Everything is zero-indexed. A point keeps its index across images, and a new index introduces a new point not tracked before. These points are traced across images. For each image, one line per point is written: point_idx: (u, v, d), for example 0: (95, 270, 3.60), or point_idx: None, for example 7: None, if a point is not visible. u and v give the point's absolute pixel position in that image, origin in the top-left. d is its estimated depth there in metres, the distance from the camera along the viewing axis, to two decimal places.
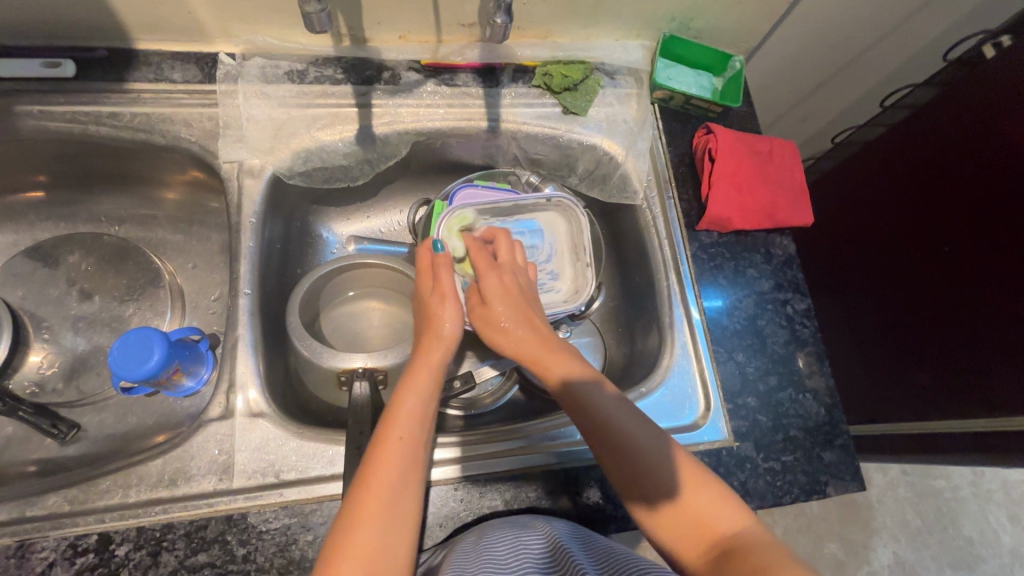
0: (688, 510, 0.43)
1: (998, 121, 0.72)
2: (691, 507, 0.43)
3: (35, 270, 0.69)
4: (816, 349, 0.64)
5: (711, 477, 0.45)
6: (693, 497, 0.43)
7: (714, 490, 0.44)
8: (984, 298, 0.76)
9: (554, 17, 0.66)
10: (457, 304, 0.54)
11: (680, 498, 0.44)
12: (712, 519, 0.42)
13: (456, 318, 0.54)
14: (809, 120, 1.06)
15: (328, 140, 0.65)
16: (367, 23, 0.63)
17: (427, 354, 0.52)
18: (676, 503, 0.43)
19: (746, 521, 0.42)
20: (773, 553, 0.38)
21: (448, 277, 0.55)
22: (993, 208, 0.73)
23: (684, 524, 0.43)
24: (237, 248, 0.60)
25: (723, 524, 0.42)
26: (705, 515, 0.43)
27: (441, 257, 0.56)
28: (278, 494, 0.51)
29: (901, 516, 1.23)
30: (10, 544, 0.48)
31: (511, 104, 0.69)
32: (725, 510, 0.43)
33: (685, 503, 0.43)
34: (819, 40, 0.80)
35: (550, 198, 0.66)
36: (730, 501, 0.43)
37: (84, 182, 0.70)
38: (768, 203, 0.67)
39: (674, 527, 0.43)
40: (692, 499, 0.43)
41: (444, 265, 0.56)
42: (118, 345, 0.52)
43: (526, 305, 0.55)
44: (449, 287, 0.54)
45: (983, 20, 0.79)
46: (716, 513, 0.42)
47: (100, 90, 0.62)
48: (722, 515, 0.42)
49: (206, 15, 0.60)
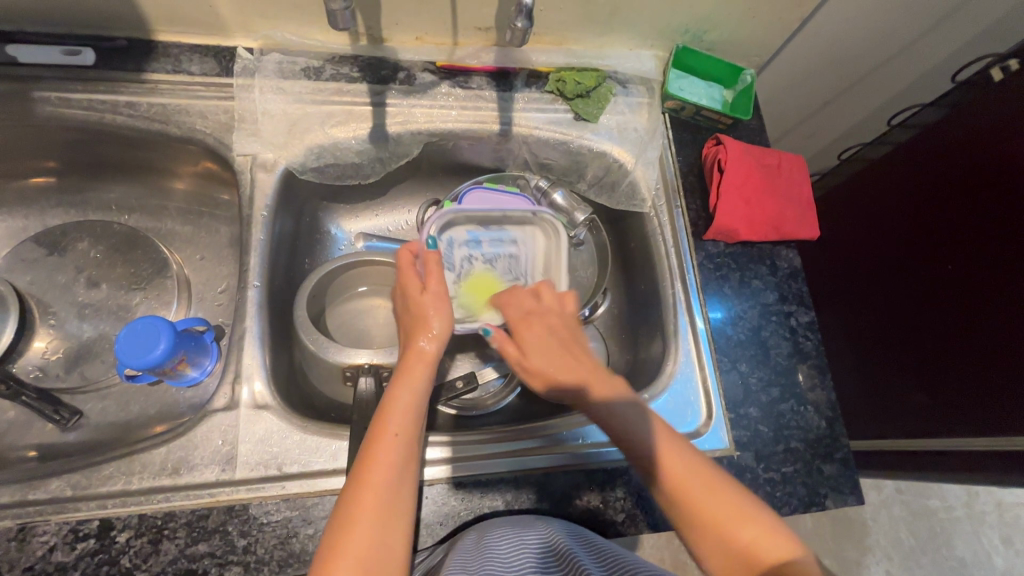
0: (729, 538, 0.42)
1: (1004, 142, 0.73)
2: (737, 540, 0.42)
3: (43, 256, 0.69)
4: (819, 362, 0.65)
5: (758, 506, 0.44)
6: (739, 525, 0.43)
7: (760, 518, 0.43)
8: (983, 320, 0.76)
9: (569, 24, 0.66)
10: (445, 300, 0.52)
11: (724, 526, 0.43)
12: (760, 549, 0.42)
13: (446, 313, 0.52)
14: (815, 136, 1.07)
15: (342, 137, 0.66)
16: (385, 24, 0.64)
17: (417, 350, 0.50)
18: (722, 532, 0.43)
19: (794, 552, 0.41)
20: None
21: (437, 272, 0.53)
22: (993, 231, 0.75)
23: (729, 558, 0.42)
24: (248, 240, 0.61)
25: (771, 555, 0.41)
26: (755, 546, 0.42)
27: (430, 253, 0.54)
28: (281, 486, 0.52)
29: (894, 534, 1.23)
30: (10, 527, 0.48)
31: (524, 109, 0.70)
32: (769, 539, 0.42)
33: (729, 532, 0.43)
34: (828, 57, 0.81)
35: (538, 212, 0.62)
36: (778, 531, 0.42)
37: (96, 170, 0.70)
38: (775, 215, 0.68)
39: (717, 558, 0.43)
40: (737, 531, 0.43)
41: (435, 262, 0.54)
42: (125, 333, 0.52)
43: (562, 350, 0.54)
44: (439, 283, 0.53)
45: (991, 44, 0.80)
46: (764, 542, 0.42)
47: (117, 80, 0.63)
48: (767, 545, 0.42)
49: (226, 10, 0.61)
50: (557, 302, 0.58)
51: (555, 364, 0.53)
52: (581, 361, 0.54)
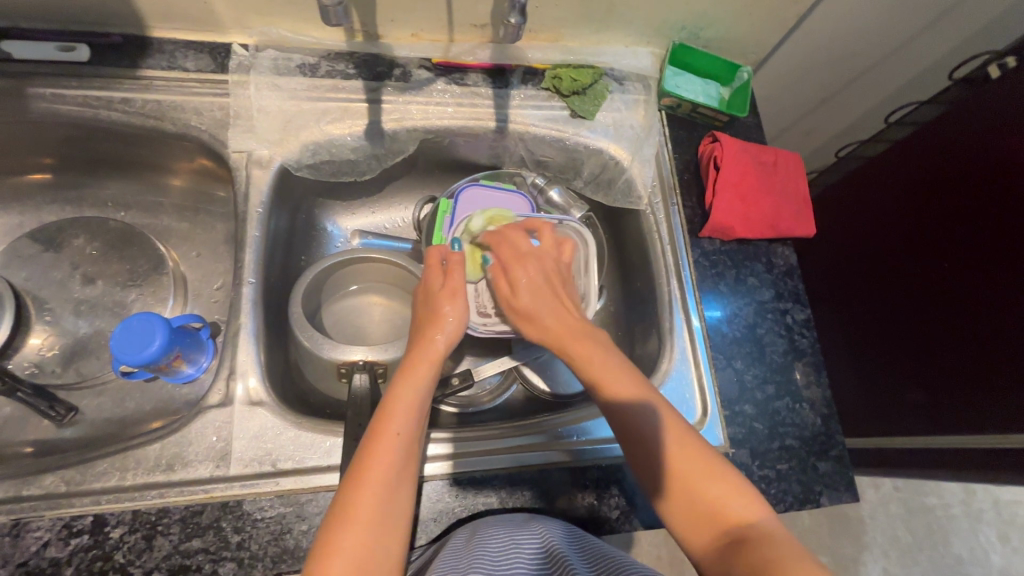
0: (696, 495, 0.42)
1: (1003, 140, 0.73)
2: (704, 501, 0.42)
3: (39, 252, 0.69)
4: (814, 360, 0.65)
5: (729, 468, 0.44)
6: (709, 483, 0.43)
7: (728, 478, 0.43)
8: (978, 317, 0.76)
9: (566, 20, 0.66)
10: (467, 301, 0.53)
11: (693, 485, 0.43)
12: (729, 509, 0.41)
13: (461, 312, 0.53)
14: (813, 134, 1.07)
15: (337, 134, 0.66)
16: (380, 20, 0.64)
17: (426, 349, 0.50)
18: (692, 492, 0.43)
19: (763, 516, 0.41)
20: (784, 546, 0.38)
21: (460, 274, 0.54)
22: (992, 228, 0.74)
23: (697, 517, 0.42)
24: (243, 237, 0.61)
25: (738, 513, 0.41)
26: (724, 506, 0.41)
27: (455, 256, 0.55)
28: (274, 483, 0.52)
29: (891, 532, 1.23)
30: (5, 522, 0.48)
31: (520, 106, 0.69)
32: (737, 500, 0.42)
33: (698, 490, 0.42)
34: (826, 54, 0.81)
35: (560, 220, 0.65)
36: (747, 493, 0.42)
37: (92, 166, 0.70)
38: (771, 212, 0.68)
39: (686, 518, 0.43)
40: (706, 488, 0.42)
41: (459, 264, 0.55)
42: (120, 329, 0.52)
43: (551, 291, 0.54)
44: (460, 282, 0.54)
45: (989, 41, 0.80)
46: (731, 501, 0.42)
47: (112, 76, 0.62)
48: (734, 505, 0.41)
49: (221, 7, 0.61)
50: (551, 244, 0.58)
51: (542, 306, 0.53)
52: (561, 299, 0.54)
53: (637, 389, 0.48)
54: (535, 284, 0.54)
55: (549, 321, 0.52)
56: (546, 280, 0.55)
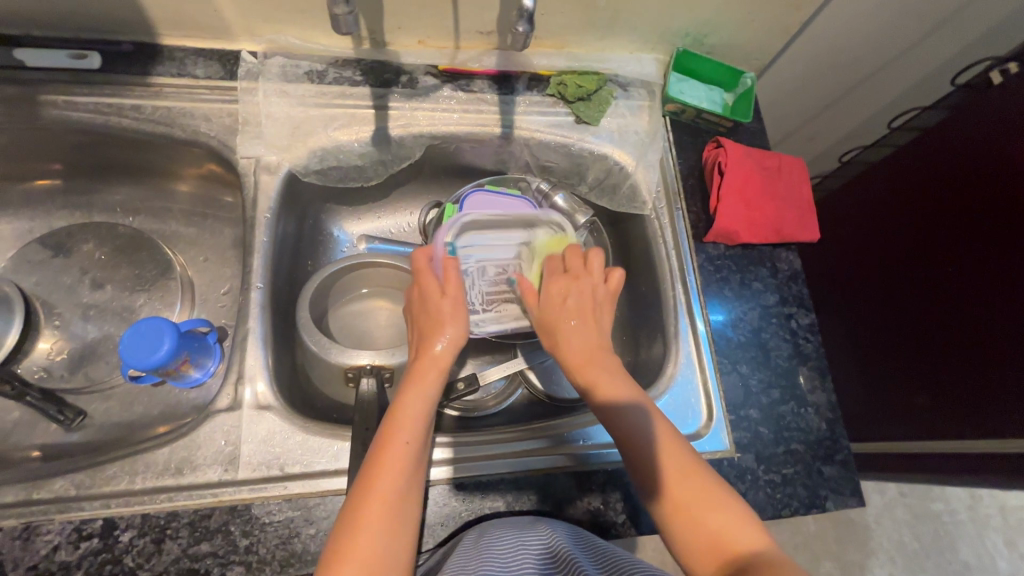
0: (702, 522, 0.43)
1: (1006, 144, 0.73)
2: (709, 523, 0.43)
3: (49, 257, 0.70)
4: (819, 364, 0.65)
5: (732, 496, 0.45)
6: (712, 512, 0.43)
7: (734, 509, 0.43)
8: (982, 322, 0.76)
9: (570, 28, 0.67)
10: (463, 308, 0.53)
11: (699, 511, 0.43)
12: (734, 539, 0.42)
13: (462, 319, 0.52)
14: (816, 139, 1.08)
15: (344, 140, 0.66)
16: (387, 27, 0.65)
17: (432, 356, 0.50)
18: (698, 517, 0.43)
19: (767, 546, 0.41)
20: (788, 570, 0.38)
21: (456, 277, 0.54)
22: (996, 233, 0.75)
23: (701, 542, 0.42)
24: (251, 242, 0.61)
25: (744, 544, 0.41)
26: (730, 536, 0.42)
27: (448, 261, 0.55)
28: (283, 487, 0.52)
29: (896, 537, 1.23)
30: (15, 526, 0.48)
31: (525, 112, 0.70)
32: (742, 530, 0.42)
33: (704, 517, 0.43)
34: (828, 61, 0.82)
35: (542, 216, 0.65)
36: (753, 523, 0.43)
37: (101, 172, 0.71)
38: (774, 217, 0.68)
39: (689, 543, 0.43)
40: (709, 516, 0.43)
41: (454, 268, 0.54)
42: (130, 333, 0.52)
43: (586, 318, 0.55)
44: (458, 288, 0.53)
45: (990, 47, 0.80)
46: (736, 532, 0.42)
47: (123, 83, 0.63)
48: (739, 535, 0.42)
49: (231, 15, 0.62)
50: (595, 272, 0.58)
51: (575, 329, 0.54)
52: (592, 328, 0.54)
53: (636, 395, 0.50)
54: (563, 311, 0.55)
55: (576, 346, 0.53)
56: (582, 307, 0.55)
